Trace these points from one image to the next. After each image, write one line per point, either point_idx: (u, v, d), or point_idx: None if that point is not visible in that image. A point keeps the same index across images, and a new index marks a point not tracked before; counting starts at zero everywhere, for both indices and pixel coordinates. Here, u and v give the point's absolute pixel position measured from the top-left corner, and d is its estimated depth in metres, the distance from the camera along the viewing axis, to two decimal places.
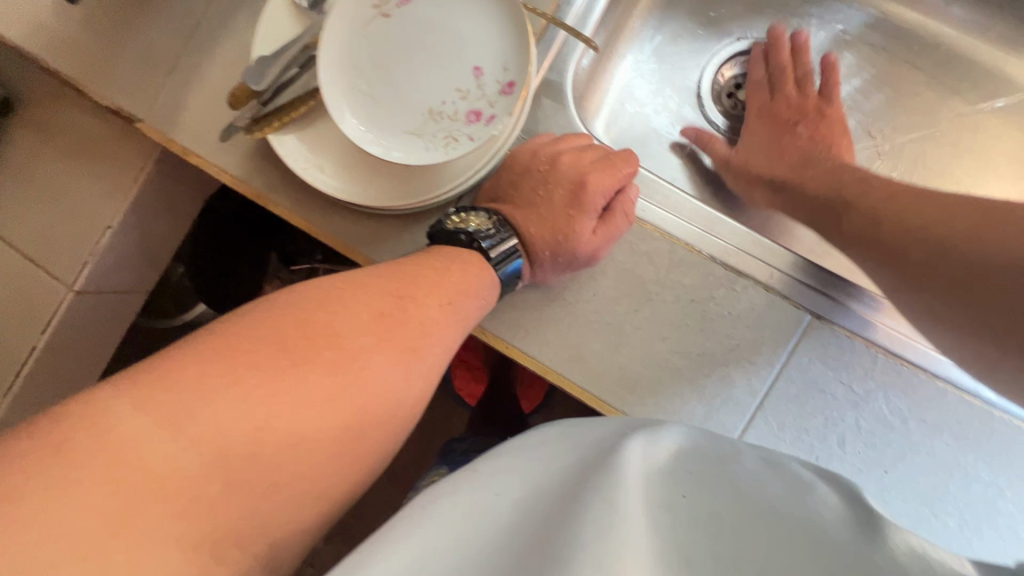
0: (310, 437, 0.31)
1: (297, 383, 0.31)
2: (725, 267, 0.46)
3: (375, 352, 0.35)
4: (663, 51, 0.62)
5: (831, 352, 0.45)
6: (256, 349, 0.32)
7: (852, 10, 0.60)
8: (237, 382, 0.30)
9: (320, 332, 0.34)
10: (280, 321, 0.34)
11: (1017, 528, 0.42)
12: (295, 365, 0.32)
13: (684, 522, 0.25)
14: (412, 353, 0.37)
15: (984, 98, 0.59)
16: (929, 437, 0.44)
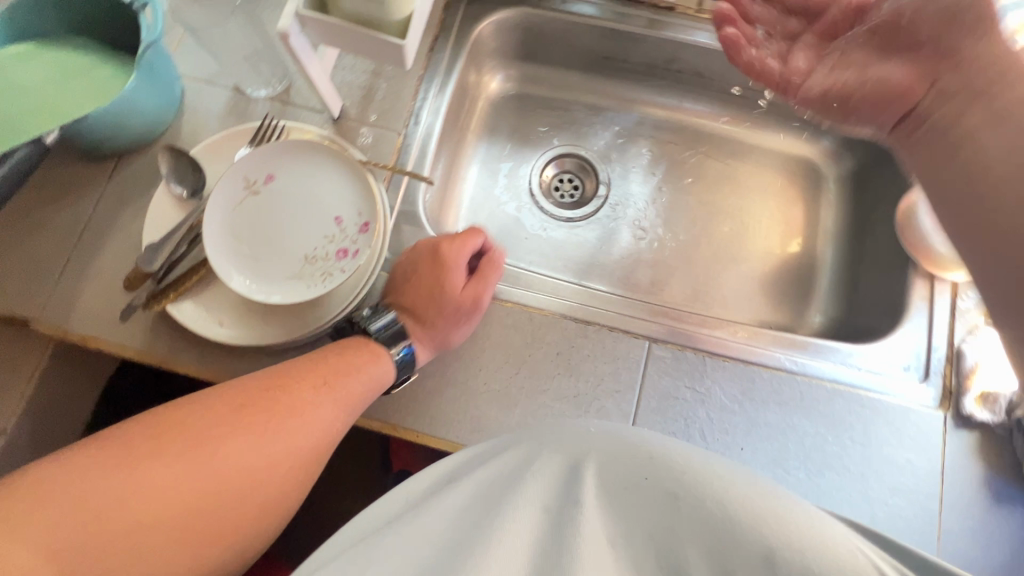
0: (190, 521, 0.42)
1: (183, 489, 0.42)
2: (576, 321, 0.57)
3: (237, 436, 0.46)
4: (494, 167, 0.78)
5: (672, 365, 0.56)
6: (149, 476, 0.42)
7: (625, 114, 0.81)
8: (117, 465, 0.41)
9: (200, 438, 0.44)
10: (164, 442, 0.43)
11: (847, 463, 0.53)
12: (165, 470, 0.42)
13: (663, 509, 0.35)
14: (278, 431, 0.47)
15: (734, 155, 0.80)
16: (762, 411, 0.55)
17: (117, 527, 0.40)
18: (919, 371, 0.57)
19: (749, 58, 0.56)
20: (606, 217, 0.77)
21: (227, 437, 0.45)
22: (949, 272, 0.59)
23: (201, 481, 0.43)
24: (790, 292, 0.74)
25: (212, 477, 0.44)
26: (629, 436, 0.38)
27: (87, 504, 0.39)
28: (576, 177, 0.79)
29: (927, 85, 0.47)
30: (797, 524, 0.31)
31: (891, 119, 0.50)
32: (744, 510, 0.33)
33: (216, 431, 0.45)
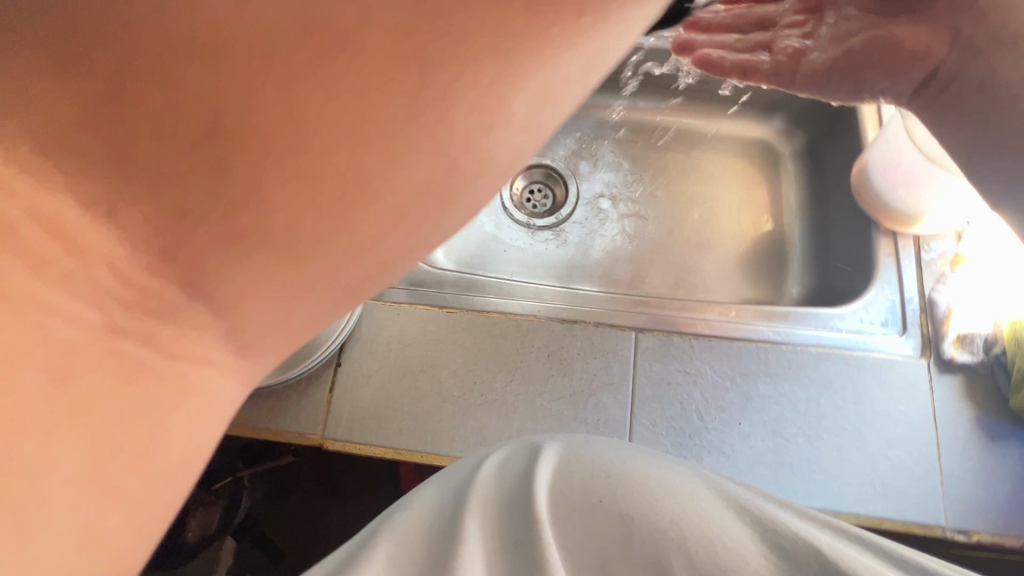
0: (145, 241, 0.23)
1: (148, 121, 0.21)
2: (562, 321, 0.59)
3: (269, 126, 0.22)
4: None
5: (660, 352, 0.57)
6: (74, 69, 0.21)
7: (583, 120, 0.83)
8: (78, 118, 0.21)
9: (136, 61, 0.21)
10: (65, 48, 0.21)
11: (843, 422, 0.55)
12: (99, 99, 0.21)
13: (616, 532, 0.39)
14: (347, 118, 0.22)
15: (693, 146, 0.83)
16: (754, 384, 0.56)
17: (24, 213, 0.22)
18: (898, 325, 0.59)
19: (735, 60, 0.55)
20: (579, 221, 0.79)
21: (167, 49, 0.21)
22: (909, 227, 0.62)
23: (183, 200, 0.23)
24: (765, 268, 0.76)
25: (177, 166, 0.22)
26: (589, 452, 0.43)
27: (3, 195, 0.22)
28: (545, 187, 0.82)
29: (949, 40, 0.43)
30: (729, 534, 0.38)
31: (916, 79, 0.46)
32: (689, 527, 0.39)
33: (175, 40, 0.21)
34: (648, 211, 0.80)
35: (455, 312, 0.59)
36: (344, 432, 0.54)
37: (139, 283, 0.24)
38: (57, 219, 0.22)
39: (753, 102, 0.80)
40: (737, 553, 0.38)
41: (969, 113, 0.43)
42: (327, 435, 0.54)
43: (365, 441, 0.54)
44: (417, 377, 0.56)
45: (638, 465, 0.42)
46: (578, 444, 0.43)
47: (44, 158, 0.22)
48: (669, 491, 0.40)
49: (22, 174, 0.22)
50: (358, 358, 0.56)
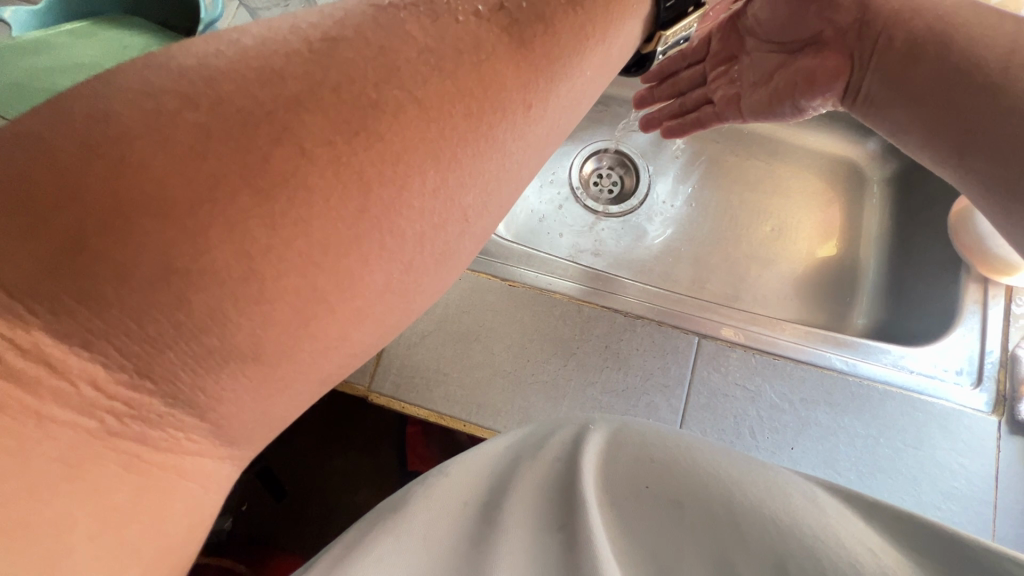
0: (388, 197, 0.24)
1: (398, 108, 0.24)
2: (626, 315, 0.57)
3: (385, 260, 0.24)
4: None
5: (722, 362, 0.56)
6: (348, 66, 0.24)
7: None
8: (223, 197, 0.21)
9: (384, 68, 0.24)
10: (230, 137, 0.22)
11: (898, 466, 0.53)
12: (365, 80, 0.24)
13: (667, 523, 0.33)
14: (433, 265, 0.26)
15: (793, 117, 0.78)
16: (812, 411, 0.54)
17: (284, 158, 0.22)
18: (972, 376, 0.56)
19: (688, 120, 0.61)
20: (645, 211, 0.77)
21: (420, 63, 0.25)
22: (1004, 275, 0.58)
23: (421, 174, 0.24)
24: (829, 294, 0.73)
25: (418, 142, 0.24)
26: (632, 436, 0.38)
27: (267, 143, 0.22)
28: (616, 174, 0.79)
29: (850, 58, 0.49)
30: (797, 510, 0.31)
31: (840, 92, 0.51)
32: (748, 505, 0.32)
33: (413, 51, 0.25)
34: (719, 214, 0.77)
35: (516, 285, 0.58)
36: (391, 388, 0.53)
37: (362, 237, 0.23)
38: (308, 168, 0.22)
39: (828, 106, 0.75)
40: (802, 529, 0.30)
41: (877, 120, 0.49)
42: (374, 389, 0.53)
43: (411, 401, 0.53)
44: (471, 345, 0.55)
45: (685, 450, 0.36)
46: (625, 425, 0.39)
47: (325, 111, 0.23)
48: (722, 476, 0.34)
49: (286, 130, 0.22)
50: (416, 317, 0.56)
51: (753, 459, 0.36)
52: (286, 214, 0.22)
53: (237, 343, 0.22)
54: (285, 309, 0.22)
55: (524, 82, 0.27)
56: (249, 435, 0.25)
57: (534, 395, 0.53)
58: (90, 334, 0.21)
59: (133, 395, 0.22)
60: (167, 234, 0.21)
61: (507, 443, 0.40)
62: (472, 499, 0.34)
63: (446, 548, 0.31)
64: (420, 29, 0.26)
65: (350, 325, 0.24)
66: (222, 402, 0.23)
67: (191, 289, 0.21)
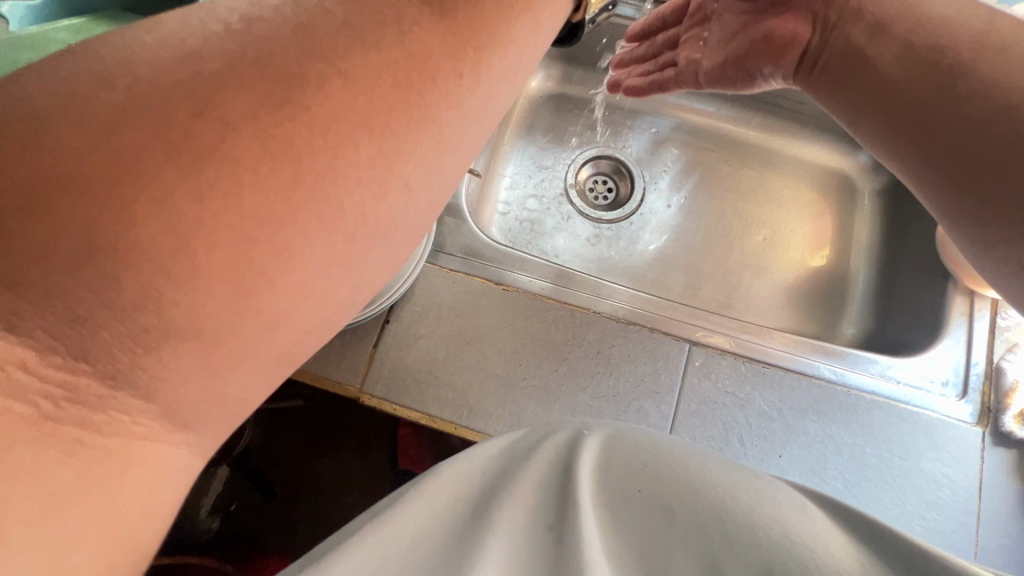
0: (320, 167, 0.24)
1: (322, 80, 0.25)
2: (618, 321, 0.57)
3: (332, 226, 0.25)
4: (521, 172, 0.78)
5: (712, 370, 0.56)
6: (267, 44, 0.25)
7: (661, 119, 0.81)
8: (148, 170, 0.22)
9: (305, 42, 0.25)
10: (159, 120, 0.23)
11: (884, 476, 0.53)
12: (287, 56, 0.25)
13: (658, 527, 0.34)
14: (381, 234, 0.27)
15: (766, 116, 0.80)
16: (801, 420, 0.55)
17: (207, 133, 0.23)
18: (957, 388, 0.57)
19: (652, 79, 0.61)
20: (639, 218, 0.78)
21: (342, 37, 0.26)
22: (984, 289, 0.59)
23: (354, 145, 0.25)
24: (820, 304, 0.74)
25: (345, 112, 0.25)
26: (627, 441, 0.39)
27: (189, 121, 0.23)
28: (610, 180, 0.80)
29: (812, 23, 0.47)
30: (787, 519, 0.32)
31: (794, 63, 0.49)
32: (739, 511, 0.32)
33: (334, 26, 0.26)
34: (712, 223, 0.78)
35: (510, 289, 0.58)
36: (382, 389, 0.53)
37: (295, 207, 0.24)
38: (232, 141, 0.23)
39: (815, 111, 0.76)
40: (790, 533, 0.31)
41: (827, 87, 0.47)
42: (365, 390, 0.53)
43: (403, 402, 0.53)
44: (463, 348, 0.55)
45: (676, 456, 0.37)
46: (620, 430, 0.40)
47: (248, 89, 0.24)
48: (714, 483, 0.35)
49: (208, 105, 0.23)
50: (406, 319, 0.56)
51: (740, 466, 0.37)
52: (215, 185, 0.23)
53: (174, 315, 0.23)
54: (221, 280, 0.23)
55: (451, 50, 0.28)
56: (204, 415, 0.25)
57: (525, 399, 0.54)
58: (15, 322, 0.21)
59: (67, 375, 0.22)
60: (89, 211, 0.21)
61: (499, 448, 0.39)
62: (463, 499, 0.35)
63: (438, 548, 0.32)
64: (337, 4, 0.26)
65: (294, 299, 0.25)
66: (166, 381, 0.23)
67: (119, 263, 0.22)
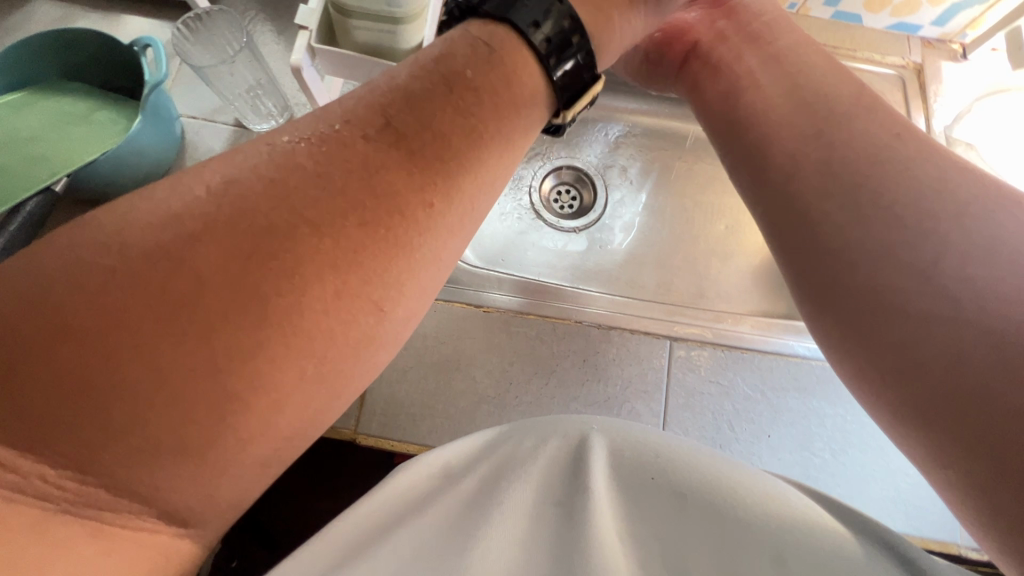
0: (288, 307, 0.26)
1: (294, 231, 0.26)
2: (598, 328, 0.59)
3: (337, 297, 0.27)
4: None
5: (693, 362, 0.58)
6: (243, 202, 0.26)
7: (614, 124, 0.83)
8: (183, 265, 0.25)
9: (277, 194, 0.27)
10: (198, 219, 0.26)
11: (865, 440, 0.56)
12: (255, 210, 0.26)
13: (671, 511, 0.35)
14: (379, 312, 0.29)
15: None
16: (783, 398, 0.57)
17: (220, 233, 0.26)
18: None
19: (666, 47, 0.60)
20: (606, 222, 0.80)
21: (309, 186, 0.27)
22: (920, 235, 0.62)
23: (320, 283, 0.26)
24: (788, 283, 0.77)
25: (312, 256, 0.26)
26: (637, 428, 0.38)
27: (163, 278, 0.24)
28: (573, 189, 0.82)
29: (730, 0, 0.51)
30: (793, 513, 0.33)
31: None
32: (748, 502, 0.34)
33: (302, 177, 0.28)
34: (676, 219, 0.80)
35: (490, 311, 0.59)
36: (378, 428, 0.53)
37: (265, 344, 0.25)
38: (211, 296, 0.25)
39: None
40: (798, 518, 0.33)
41: None
42: (360, 431, 0.53)
43: (398, 437, 0.53)
44: (453, 375, 0.56)
45: (687, 443, 0.37)
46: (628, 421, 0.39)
47: (215, 240, 0.25)
48: (723, 472, 0.35)
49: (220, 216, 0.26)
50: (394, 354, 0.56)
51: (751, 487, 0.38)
52: (227, 274, 0.25)
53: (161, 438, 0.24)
54: (200, 408, 0.24)
55: (418, 183, 0.29)
56: (203, 510, 0.26)
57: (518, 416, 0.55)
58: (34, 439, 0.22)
59: (76, 486, 0.23)
60: (139, 294, 0.24)
61: (507, 436, 0.39)
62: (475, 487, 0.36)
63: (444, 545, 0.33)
64: (309, 158, 0.28)
65: (297, 378, 0.26)
66: (161, 489, 0.24)
67: (156, 338, 0.24)
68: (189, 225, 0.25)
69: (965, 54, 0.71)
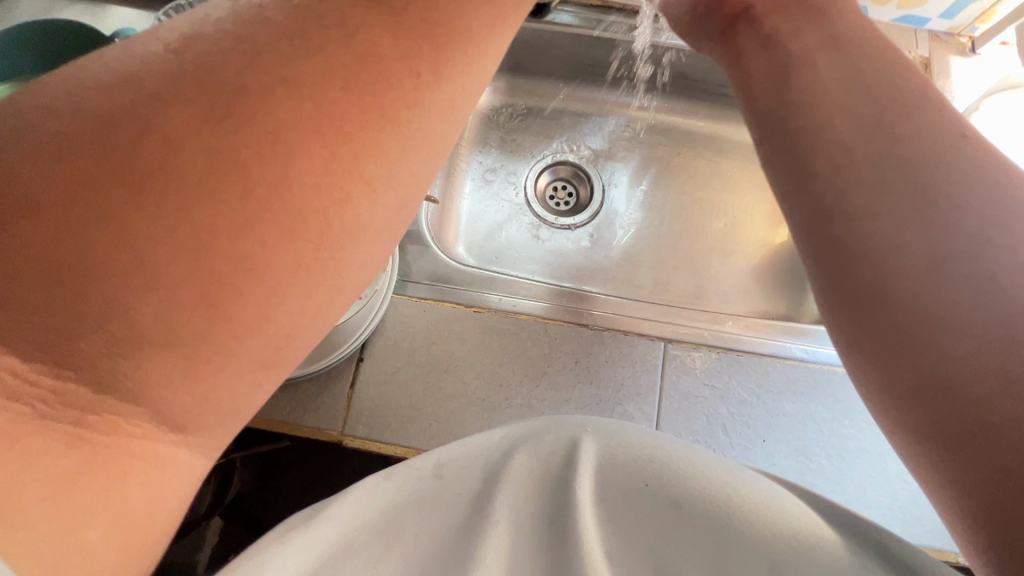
0: (270, 182, 0.24)
1: (265, 90, 0.24)
2: (591, 329, 0.58)
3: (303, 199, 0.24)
4: (483, 189, 0.78)
5: (688, 365, 0.57)
6: (209, 85, 0.24)
7: (612, 119, 0.82)
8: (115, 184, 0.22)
9: (247, 53, 0.24)
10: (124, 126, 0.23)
11: (863, 445, 0.55)
12: (225, 67, 0.24)
13: (665, 521, 0.34)
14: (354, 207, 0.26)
15: (713, 104, 0.80)
16: (779, 402, 0.56)
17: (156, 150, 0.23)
18: None
19: None
20: (602, 219, 0.78)
21: (287, 45, 0.25)
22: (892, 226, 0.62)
23: (295, 189, 0.24)
24: (787, 282, 0.75)
25: (293, 119, 0.24)
26: (633, 436, 0.36)
27: (131, 140, 0.22)
28: (570, 185, 0.80)
29: None
30: (792, 522, 0.32)
31: None
32: (745, 510, 0.32)
33: (275, 36, 0.25)
34: (675, 216, 0.79)
35: (481, 311, 0.58)
36: (365, 430, 0.53)
37: (236, 254, 0.23)
38: (183, 168, 0.23)
39: None
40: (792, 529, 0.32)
41: None
42: (347, 432, 0.52)
43: (386, 438, 0.52)
44: (443, 376, 0.55)
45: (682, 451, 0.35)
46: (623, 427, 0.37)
47: (187, 102, 0.23)
48: (720, 481, 0.34)
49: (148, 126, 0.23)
50: (381, 353, 0.55)
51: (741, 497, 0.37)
52: (166, 194, 0.22)
53: (141, 324, 0.22)
54: (184, 291, 0.23)
55: (406, 51, 0.27)
56: (196, 413, 0.25)
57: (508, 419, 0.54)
58: (5, 330, 0.21)
59: (56, 381, 0.22)
60: (64, 222, 0.21)
61: (497, 443, 0.36)
62: (467, 490, 0.35)
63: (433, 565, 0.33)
64: (279, 14, 0.25)
65: (267, 299, 0.24)
66: (148, 383, 0.23)
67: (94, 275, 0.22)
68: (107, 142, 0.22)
69: (974, 48, 0.68)
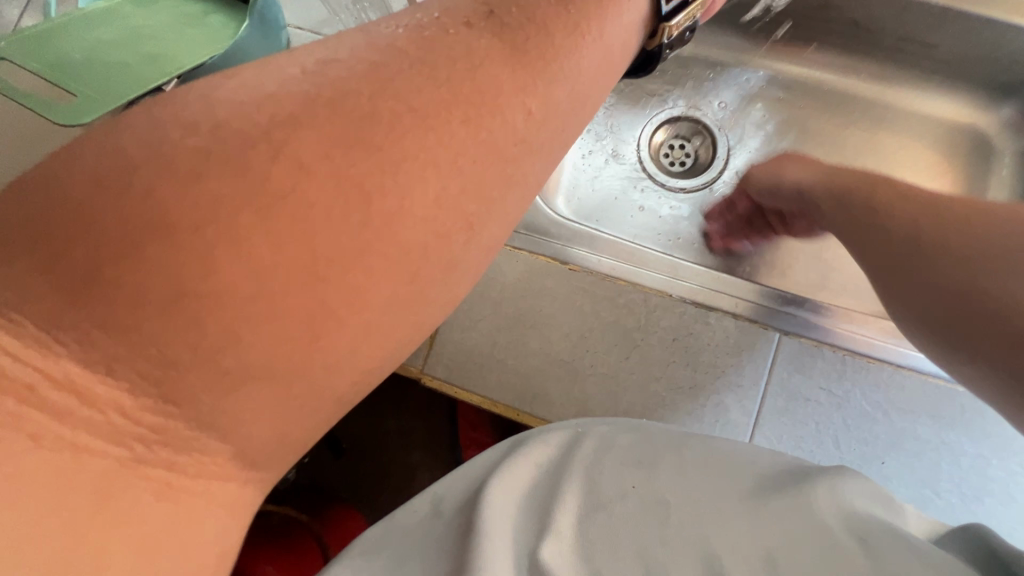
0: (389, 209, 0.24)
1: (394, 117, 0.24)
2: (695, 305, 0.52)
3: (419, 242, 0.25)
4: (592, 138, 0.72)
5: (805, 363, 0.50)
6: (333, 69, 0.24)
7: (751, 71, 0.71)
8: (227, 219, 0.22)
9: (369, 83, 0.25)
10: (241, 160, 0.22)
11: (1011, 490, 0.46)
12: (347, 98, 0.24)
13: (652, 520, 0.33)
14: (459, 253, 0.26)
15: (883, 61, 0.67)
16: (911, 423, 0.48)
17: (281, 177, 0.22)
18: None
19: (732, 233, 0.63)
20: (721, 185, 0.70)
21: (409, 79, 0.25)
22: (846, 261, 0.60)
23: (412, 230, 0.24)
24: None
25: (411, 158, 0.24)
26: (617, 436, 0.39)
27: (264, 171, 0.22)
28: (689, 144, 0.72)
29: None
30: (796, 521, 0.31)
31: None
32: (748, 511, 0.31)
33: (401, 69, 0.25)
34: None
35: (577, 269, 0.54)
36: (445, 372, 0.52)
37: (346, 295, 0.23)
38: (307, 194, 0.23)
39: (948, 52, 0.62)
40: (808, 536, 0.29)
41: None
42: (427, 372, 0.52)
43: (465, 385, 0.52)
44: (528, 332, 0.52)
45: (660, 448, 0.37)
46: (606, 428, 0.40)
47: (309, 125, 0.23)
48: None
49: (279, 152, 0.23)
50: (469, 299, 0.53)
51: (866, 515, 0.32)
52: (284, 231, 0.22)
53: (253, 358, 0.22)
54: (297, 320, 0.23)
55: (520, 84, 0.27)
56: (273, 447, 0.25)
57: (592, 387, 0.50)
58: (123, 349, 0.21)
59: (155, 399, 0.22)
60: (178, 255, 0.21)
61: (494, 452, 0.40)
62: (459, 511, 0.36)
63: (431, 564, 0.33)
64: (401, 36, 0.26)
65: (366, 335, 0.24)
66: (255, 413, 0.24)
67: (202, 306, 0.22)
68: (237, 170, 0.22)
69: None
